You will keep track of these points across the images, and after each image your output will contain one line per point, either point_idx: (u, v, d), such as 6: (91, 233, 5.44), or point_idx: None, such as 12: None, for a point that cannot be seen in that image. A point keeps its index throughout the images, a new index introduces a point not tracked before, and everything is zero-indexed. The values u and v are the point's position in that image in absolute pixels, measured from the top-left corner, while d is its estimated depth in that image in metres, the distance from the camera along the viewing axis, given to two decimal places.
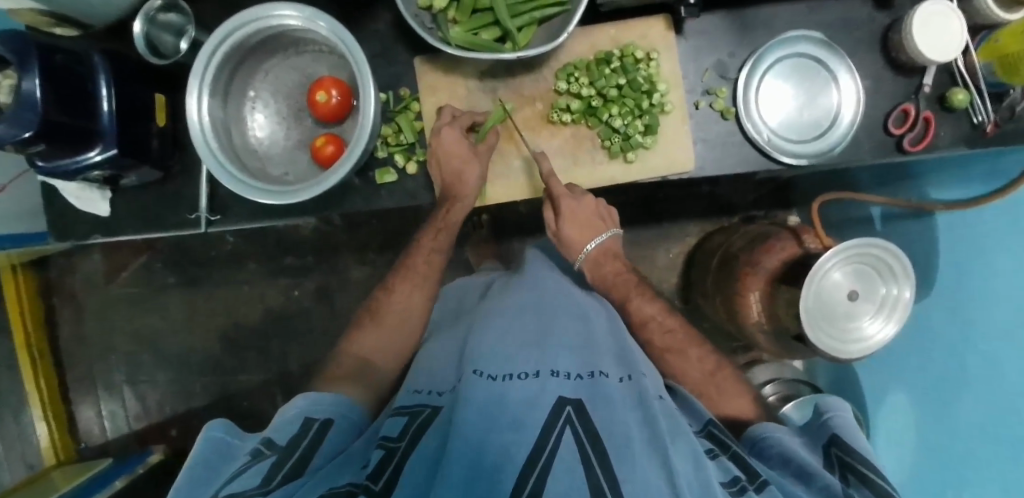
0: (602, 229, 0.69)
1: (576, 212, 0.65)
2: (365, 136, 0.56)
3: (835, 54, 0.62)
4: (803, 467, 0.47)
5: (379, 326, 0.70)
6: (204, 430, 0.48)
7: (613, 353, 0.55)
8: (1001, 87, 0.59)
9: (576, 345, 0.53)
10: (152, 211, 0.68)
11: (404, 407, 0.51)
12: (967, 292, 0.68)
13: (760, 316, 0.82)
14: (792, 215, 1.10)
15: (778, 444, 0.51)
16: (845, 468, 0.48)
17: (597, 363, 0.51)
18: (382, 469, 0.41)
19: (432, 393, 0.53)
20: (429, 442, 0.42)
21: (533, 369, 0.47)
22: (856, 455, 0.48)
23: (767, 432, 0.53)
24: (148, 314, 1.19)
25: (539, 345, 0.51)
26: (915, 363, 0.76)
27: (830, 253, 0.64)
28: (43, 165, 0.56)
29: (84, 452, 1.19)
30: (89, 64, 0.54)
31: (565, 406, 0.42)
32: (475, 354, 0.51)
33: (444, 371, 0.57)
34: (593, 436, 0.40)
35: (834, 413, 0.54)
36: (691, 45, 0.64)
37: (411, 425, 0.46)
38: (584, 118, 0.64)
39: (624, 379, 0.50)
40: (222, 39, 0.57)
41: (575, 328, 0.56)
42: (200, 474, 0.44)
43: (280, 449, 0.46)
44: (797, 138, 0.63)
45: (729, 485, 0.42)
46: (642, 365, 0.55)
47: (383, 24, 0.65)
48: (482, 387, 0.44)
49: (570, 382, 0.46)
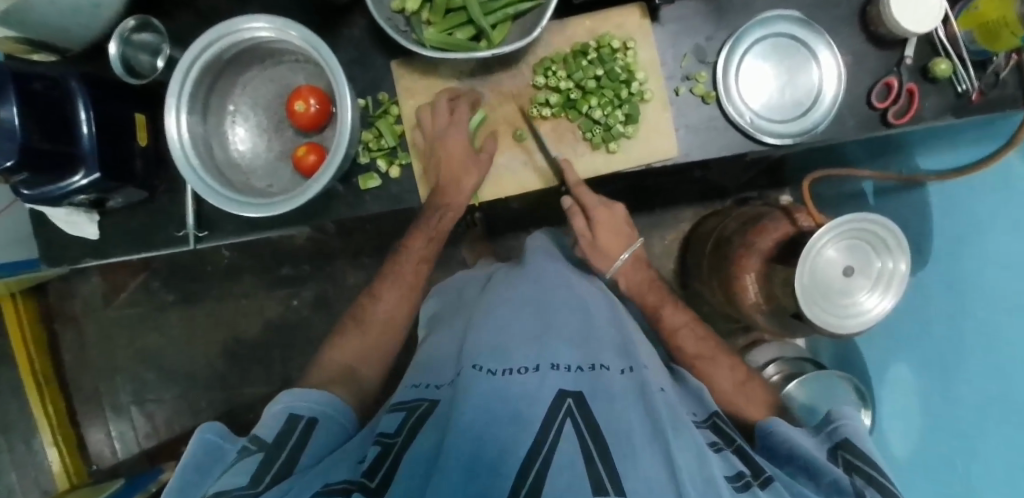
0: (629, 242, 0.70)
1: (607, 220, 0.69)
2: (343, 144, 0.56)
3: (813, 30, 0.61)
4: (810, 463, 0.46)
5: (371, 333, 0.69)
6: (197, 432, 0.48)
7: (614, 345, 0.55)
8: (984, 55, 0.59)
9: (575, 338, 0.53)
10: (142, 232, 0.68)
11: (401, 403, 0.51)
12: (961, 265, 0.69)
13: (757, 299, 0.82)
14: (785, 194, 1.09)
15: (784, 437, 0.51)
16: (850, 467, 0.46)
17: (597, 356, 0.51)
18: (378, 466, 0.41)
19: (431, 386, 0.53)
20: (425, 440, 0.42)
21: (533, 363, 0.47)
22: (863, 457, 0.47)
23: (774, 426, 0.53)
24: (150, 333, 1.20)
25: (537, 338, 0.52)
26: (915, 339, 0.76)
27: (824, 229, 0.63)
28: (28, 193, 0.57)
29: (96, 473, 1.20)
30: (64, 88, 0.54)
31: (566, 399, 0.43)
32: (472, 349, 0.51)
33: (443, 364, 0.57)
34: (594, 429, 0.40)
35: (845, 420, 0.51)
36: (668, 30, 0.63)
37: (409, 420, 0.47)
38: (564, 111, 0.64)
39: (625, 371, 0.51)
40: (197, 55, 0.57)
41: (573, 319, 0.57)
42: (190, 479, 0.44)
43: (267, 446, 0.46)
44: (781, 118, 0.63)
45: (734, 480, 0.41)
46: (643, 358, 0.55)
47: (358, 30, 0.65)
48: (481, 381, 0.44)
49: (570, 375, 0.46)
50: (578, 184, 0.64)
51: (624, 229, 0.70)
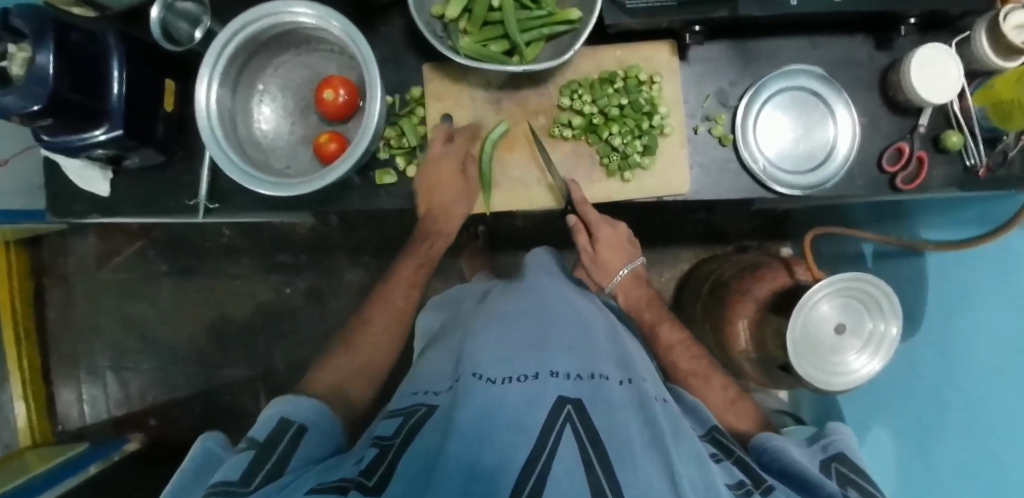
0: (630, 258, 0.72)
1: (610, 237, 0.71)
2: (368, 137, 0.57)
3: (833, 89, 0.63)
4: (807, 479, 0.46)
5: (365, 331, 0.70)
6: (198, 441, 0.48)
7: (613, 357, 0.55)
8: (995, 133, 0.61)
9: (575, 349, 0.53)
10: (153, 196, 0.69)
11: (399, 408, 0.51)
12: (950, 324, 0.69)
13: (746, 346, 0.82)
14: (786, 247, 1.11)
15: (779, 454, 0.51)
16: (845, 480, 0.48)
17: (596, 365, 0.51)
18: (375, 466, 0.41)
19: (431, 393, 0.53)
20: (422, 446, 0.42)
21: (533, 371, 0.48)
22: (857, 472, 0.49)
23: (769, 444, 0.53)
24: (137, 301, 1.18)
25: (538, 348, 0.52)
26: (897, 399, 0.76)
27: (819, 285, 0.64)
28: (48, 140, 0.57)
29: (61, 435, 1.17)
30: (103, 46, 0.56)
31: (565, 405, 0.43)
32: (473, 357, 0.51)
33: (442, 371, 0.57)
34: (593, 436, 0.40)
35: (835, 437, 0.54)
36: (694, 70, 0.65)
37: (407, 423, 0.47)
38: (585, 134, 0.65)
39: (624, 382, 0.50)
40: (235, 32, 0.58)
41: (573, 330, 0.57)
42: (185, 483, 0.44)
43: (258, 445, 0.46)
44: (793, 169, 0.65)
45: (735, 487, 0.42)
46: (642, 370, 0.55)
47: (395, 29, 0.67)
48: (480, 389, 0.45)
49: (569, 383, 0.46)
50: (586, 206, 0.65)
51: (624, 247, 0.72)
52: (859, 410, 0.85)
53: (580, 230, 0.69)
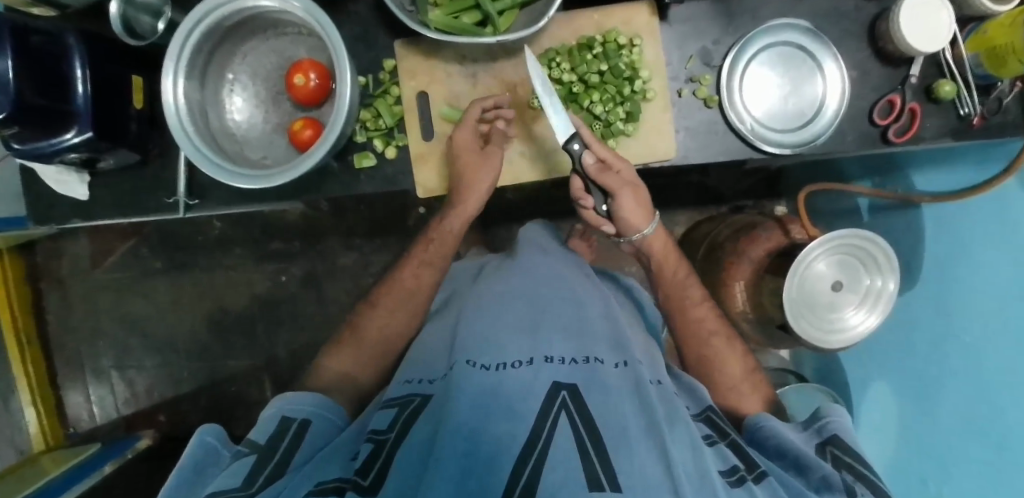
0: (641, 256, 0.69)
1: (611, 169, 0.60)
2: (341, 121, 0.55)
3: (822, 42, 0.61)
4: (799, 459, 0.48)
5: (353, 333, 0.68)
6: (195, 434, 0.48)
7: (609, 338, 0.54)
8: (989, 80, 0.59)
9: (567, 330, 0.53)
10: (129, 196, 0.68)
11: (393, 399, 0.51)
12: (954, 281, 0.66)
13: (743, 306, 0.83)
14: (780, 204, 1.10)
15: (779, 436, 0.51)
16: (840, 463, 0.48)
17: (591, 348, 0.51)
18: (370, 465, 0.41)
19: (423, 382, 0.53)
20: (420, 433, 0.42)
21: (526, 356, 0.48)
22: (851, 453, 0.49)
23: (764, 422, 0.54)
24: (134, 298, 1.19)
25: (532, 332, 0.51)
26: (899, 357, 0.76)
27: (813, 243, 0.63)
28: (19, 148, 0.56)
29: (73, 436, 1.20)
30: (63, 46, 0.54)
31: (560, 391, 0.43)
32: (467, 342, 0.51)
33: (434, 359, 0.57)
34: (587, 421, 0.40)
35: (832, 416, 0.53)
36: (676, 30, 0.63)
37: (402, 416, 0.47)
38: (565, 104, 0.64)
39: (620, 364, 0.50)
40: (196, 22, 0.56)
41: (568, 312, 0.56)
42: (191, 480, 0.44)
43: (260, 448, 0.46)
44: (782, 127, 0.63)
45: (727, 474, 0.42)
46: (636, 350, 0.55)
47: (364, 7, 0.64)
48: (474, 376, 0.45)
49: (565, 367, 0.47)
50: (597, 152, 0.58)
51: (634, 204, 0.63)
52: (862, 363, 0.86)
53: (602, 169, 0.58)
